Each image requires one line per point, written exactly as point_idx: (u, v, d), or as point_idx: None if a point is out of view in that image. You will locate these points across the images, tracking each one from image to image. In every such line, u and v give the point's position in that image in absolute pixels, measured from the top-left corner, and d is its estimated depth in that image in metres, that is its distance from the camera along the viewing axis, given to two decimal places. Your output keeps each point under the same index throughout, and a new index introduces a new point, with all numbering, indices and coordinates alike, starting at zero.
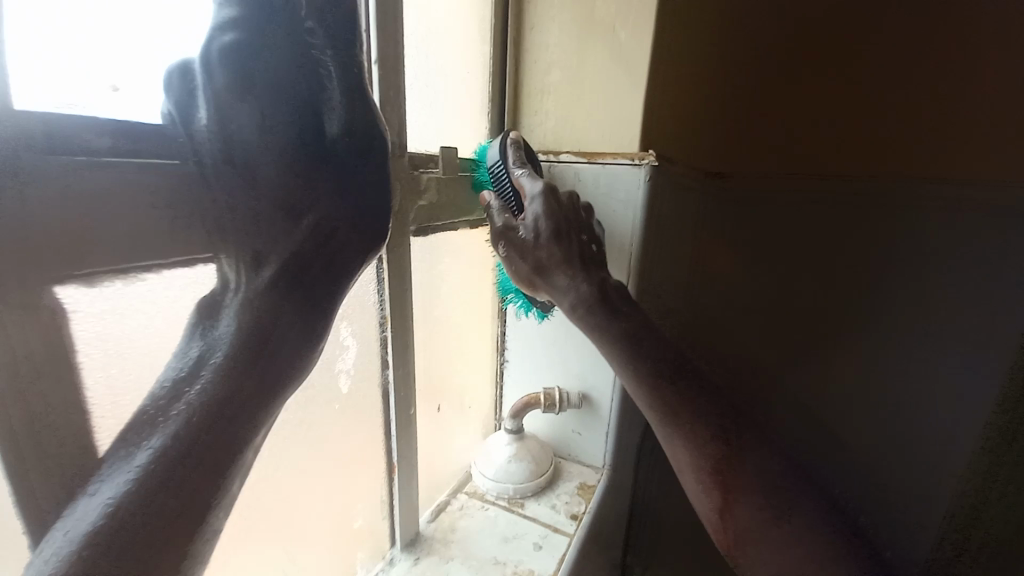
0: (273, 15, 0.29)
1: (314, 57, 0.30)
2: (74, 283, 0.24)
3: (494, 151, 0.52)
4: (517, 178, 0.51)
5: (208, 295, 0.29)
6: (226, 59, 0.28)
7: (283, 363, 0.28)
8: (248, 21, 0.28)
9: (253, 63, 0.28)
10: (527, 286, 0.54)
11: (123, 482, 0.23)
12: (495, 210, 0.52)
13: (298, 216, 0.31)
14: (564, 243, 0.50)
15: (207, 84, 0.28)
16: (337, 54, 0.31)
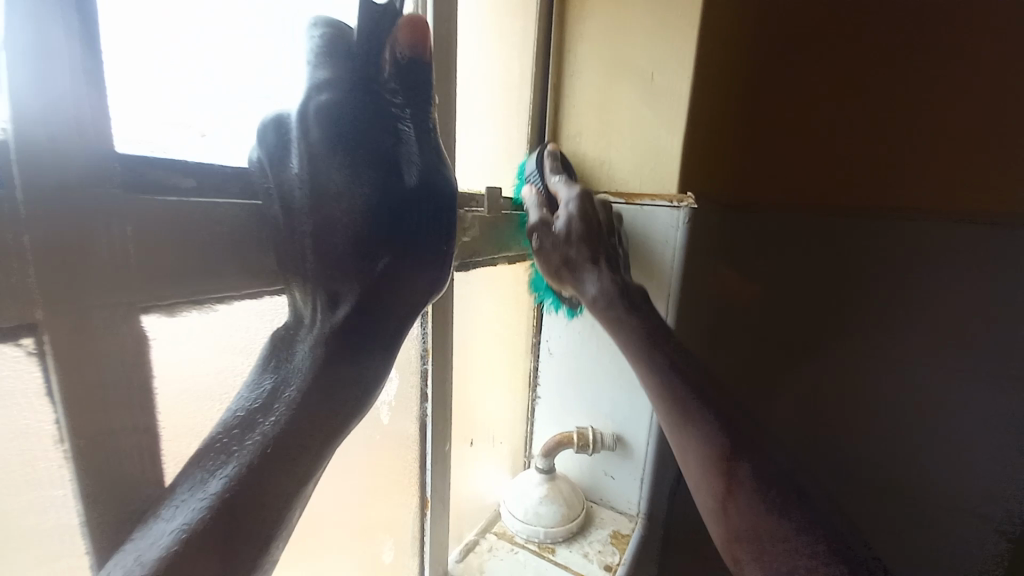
0: (364, 74, 0.29)
1: (396, 110, 0.30)
2: (156, 311, 0.26)
3: (533, 163, 0.58)
4: (553, 183, 0.56)
5: (280, 329, 0.31)
6: (319, 115, 0.28)
7: (347, 398, 0.29)
8: (340, 78, 0.28)
9: (343, 118, 0.28)
10: (556, 280, 0.57)
11: (195, 508, 0.23)
12: (534, 204, 0.57)
13: (372, 261, 0.30)
14: (594, 225, 0.54)
15: (299, 138, 0.28)
16: (418, 108, 0.31)
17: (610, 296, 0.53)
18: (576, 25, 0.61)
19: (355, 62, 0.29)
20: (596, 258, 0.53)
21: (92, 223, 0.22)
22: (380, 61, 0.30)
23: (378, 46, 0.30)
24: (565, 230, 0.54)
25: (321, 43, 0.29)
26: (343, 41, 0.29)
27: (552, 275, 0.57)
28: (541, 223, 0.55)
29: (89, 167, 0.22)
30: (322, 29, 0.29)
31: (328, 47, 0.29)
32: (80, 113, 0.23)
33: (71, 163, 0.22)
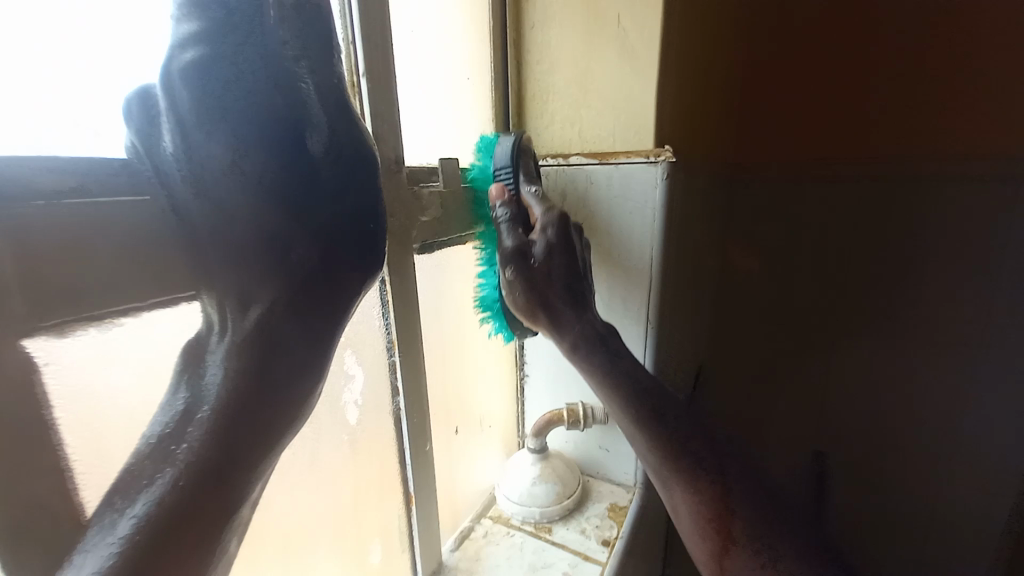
0: (243, 29, 0.26)
1: (289, 70, 0.27)
2: (42, 335, 0.22)
3: (502, 151, 0.49)
4: (526, 194, 0.49)
5: (194, 339, 0.27)
6: (189, 80, 0.25)
7: (285, 405, 0.26)
8: (215, 34, 0.25)
9: (221, 82, 0.25)
10: (525, 315, 0.48)
11: (104, 555, 0.20)
12: (502, 223, 0.48)
13: (285, 248, 0.28)
14: (568, 274, 0.48)
15: (172, 109, 0.25)
16: (317, 67, 0.28)
17: (573, 269, 0.47)
18: None
19: (229, 22, 0.25)
20: (572, 276, 0.48)
21: None
22: (263, 19, 0.26)
23: (255, 2, 0.26)
24: (543, 248, 0.47)
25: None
26: None
27: (520, 309, 0.48)
28: (513, 251, 0.47)
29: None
30: None
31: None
32: None
33: None
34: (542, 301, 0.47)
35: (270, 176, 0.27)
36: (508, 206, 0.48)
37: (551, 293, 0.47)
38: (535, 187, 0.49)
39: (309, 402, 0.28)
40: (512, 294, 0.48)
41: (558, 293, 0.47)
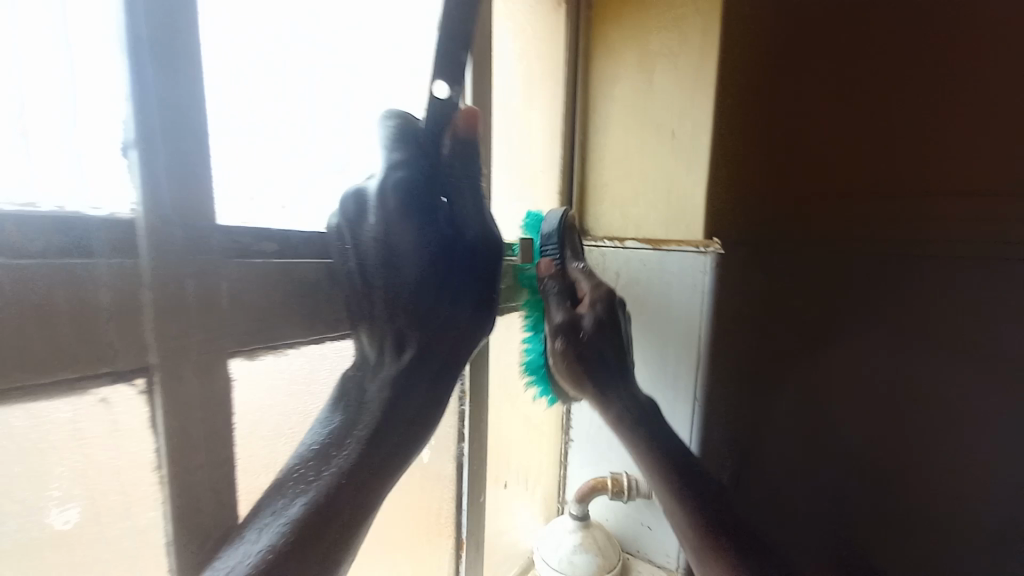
0: (435, 156, 0.30)
1: (454, 176, 0.31)
2: (239, 356, 0.30)
3: (553, 228, 0.53)
4: (572, 270, 0.52)
5: (349, 373, 0.32)
6: (398, 193, 0.29)
7: (411, 439, 0.31)
8: (416, 161, 0.29)
9: (419, 197, 0.30)
10: (571, 382, 0.52)
11: (276, 531, 0.26)
12: (552, 296, 0.51)
13: (432, 319, 0.32)
14: (615, 347, 0.52)
15: (377, 203, 0.29)
16: (472, 173, 0.32)
17: (625, 396, 0.52)
18: (600, 87, 0.66)
19: (424, 140, 0.30)
20: (614, 352, 0.52)
21: (191, 281, 0.27)
22: (441, 139, 0.30)
23: (440, 127, 0.30)
24: (591, 332, 0.50)
25: (394, 125, 0.29)
26: (415, 126, 0.29)
27: (565, 379, 0.53)
28: (563, 325, 0.50)
29: (197, 241, 0.27)
30: (392, 114, 0.29)
31: (401, 130, 0.29)
32: (198, 196, 0.28)
33: (177, 237, 0.26)
34: (587, 371, 0.51)
35: (439, 257, 0.31)
36: (555, 282, 0.51)
37: (596, 368, 0.51)
38: (580, 265, 0.52)
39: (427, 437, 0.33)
40: (557, 362, 0.52)
41: (602, 363, 0.51)
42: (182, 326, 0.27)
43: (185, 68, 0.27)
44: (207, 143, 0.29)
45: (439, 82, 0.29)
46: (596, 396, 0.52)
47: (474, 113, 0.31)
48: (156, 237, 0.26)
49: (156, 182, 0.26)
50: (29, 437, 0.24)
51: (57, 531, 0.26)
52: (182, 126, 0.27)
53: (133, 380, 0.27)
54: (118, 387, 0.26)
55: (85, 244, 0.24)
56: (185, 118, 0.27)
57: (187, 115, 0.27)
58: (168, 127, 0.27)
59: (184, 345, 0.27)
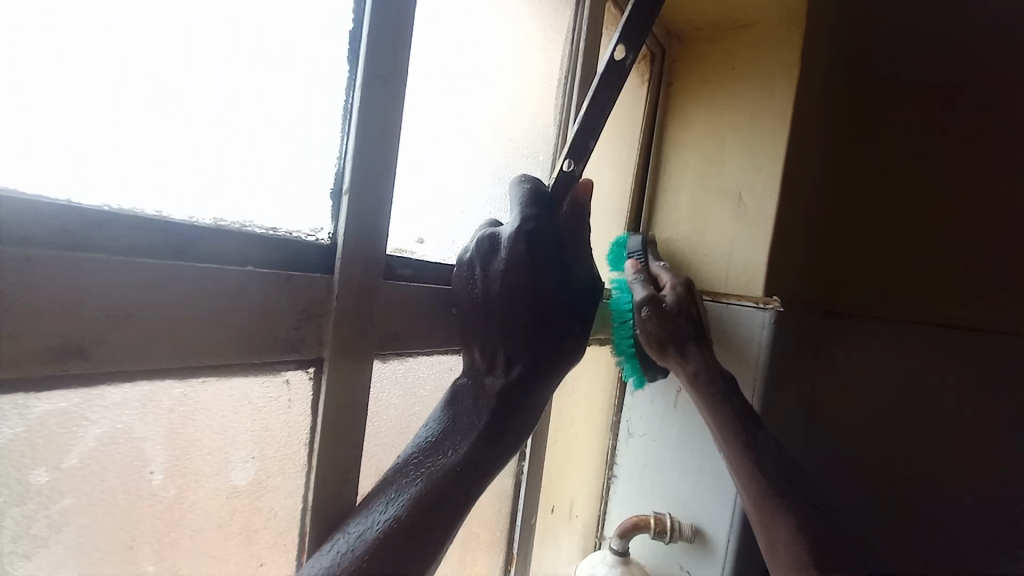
0: (553, 215, 0.38)
1: (567, 233, 0.39)
2: (377, 357, 0.38)
3: (637, 241, 0.63)
4: (656, 266, 0.63)
5: (454, 390, 0.38)
6: (524, 238, 0.36)
7: (510, 440, 0.37)
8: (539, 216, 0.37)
9: (540, 243, 0.36)
10: (654, 346, 0.58)
11: (402, 503, 0.32)
12: (637, 282, 0.59)
13: (534, 346, 0.37)
14: (691, 322, 0.58)
15: (508, 243, 0.36)
16: (579, 232, 0.39)
17: (710, 369, 0.57)
18: (672, 149, 0.72)
19: (548, 203, 0.37)
20: (696, 326, 0.59)
21: (361, 293, 0.35)
22: (560, 203, 0.38)
23: (561, 193, 0.38)
24: (674, 304, 0.58)
25: (523, 190, 0.38)
26: (540, 191, 0.37)
27: (649, 344, 0.58)
28: (650, 298, 0.57)
29: (370, 265, 0.36)
30: (524, 184, 0.38)
31: (528, 193, 0.37)
32: (379, 228, 0.36)
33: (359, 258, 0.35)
34: (672, 333, 0.57)
35: (552, 293, 0.37)
36: (641, 272, 0.60)
37: (679, 330, 0.57)
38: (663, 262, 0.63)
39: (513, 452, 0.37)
40: (643, 329, 0.57)
41: (686, 332, 0.58)
42: (349, 332, 0.35)
43: (387, 142, 0.36)
44: (388, 197, 0.37)
45: (568, 160, 0.37)
46: (683, 352, 0.57)
47: (589, 184, 0.39)
48: (347, 261, 0.34)
49: (353, 221, 0.35)
50: (233, 404, 0.32)
51: (231, 485, 0.33)
52: (377, 177, 0.36)
53: (306, 368, 0.34)
54: (296, 372, 0.34)
55: (300, 263, 0.33)
56: (381, 172, 0.36)
57: (381, 169, 0.36)
58: (366, 183, 0.35)
59: (348, 346, 0.35)
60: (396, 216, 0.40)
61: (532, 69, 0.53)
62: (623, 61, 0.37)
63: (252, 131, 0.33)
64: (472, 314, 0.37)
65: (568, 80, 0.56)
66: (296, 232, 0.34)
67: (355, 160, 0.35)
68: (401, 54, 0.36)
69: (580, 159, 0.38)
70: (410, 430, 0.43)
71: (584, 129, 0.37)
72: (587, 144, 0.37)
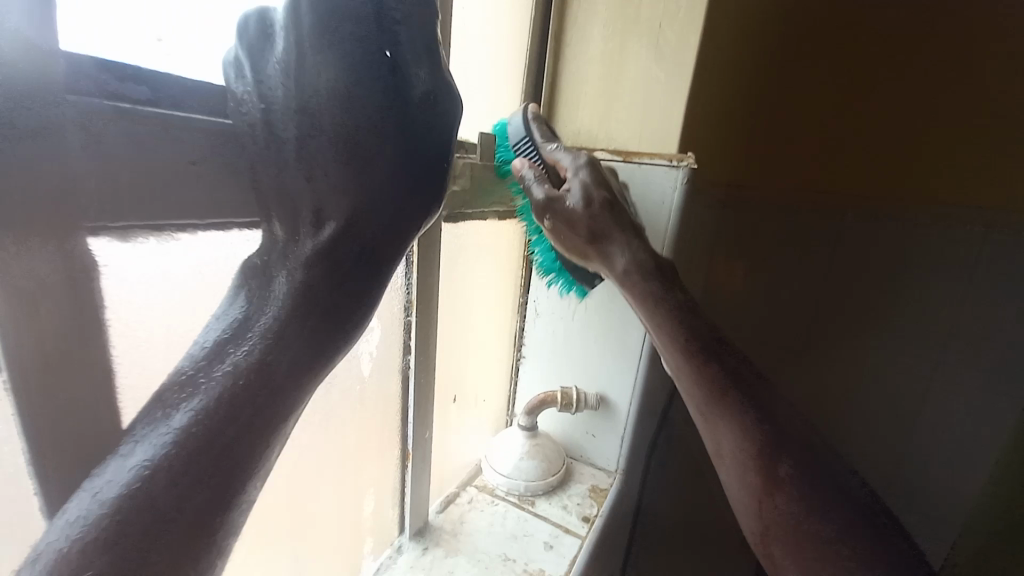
0: None
1: (396, 9, 0.23)
2: (107, 233, 0.24)
3: (517, 128, 0.50)
4: (550, 152, 0.49)
5: (254, 256, 0.24)
6: (314, 14, 0.22)
7: (335, 337, 0.24)
8: None
9: (345, 23, 0.22)
10: (576, 254, 0.49)
11: (159, 442, 0.20)
12: (530, 179, 0.47)
13: (364, 193, 0.24)
14: (612, 211, 0.48)
15: (287, 27, 0.22)
16: (422, 15, 0.24)
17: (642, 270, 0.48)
18: None
19: None
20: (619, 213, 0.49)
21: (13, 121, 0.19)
22: None
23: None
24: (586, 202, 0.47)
25: None
26: None
27: (571, 251, 0.49)
28: (548, 200, 0.46)
29: (28, 50, 0.20)
30: None
31: None
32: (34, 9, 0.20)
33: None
34: (592, 235, 0.47)
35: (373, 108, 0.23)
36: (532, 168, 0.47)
37: (598, 227, 0.48)
38: (557, 143, 0.50)
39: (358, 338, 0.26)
40: (556, 236, 0.48)
41: (609, 224, 0.48)
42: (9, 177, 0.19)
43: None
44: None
45: None
46: (604, 254, 0.48)
47: None
48: None
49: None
50: None
51: None
52: None
53: None
54: None
55: None
56: None
57: None
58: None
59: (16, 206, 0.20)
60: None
61: None
62: None
63: None
64: (257, 155, 0.23)
65: None
66: None
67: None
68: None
69: None
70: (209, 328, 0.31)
71: None
72: None
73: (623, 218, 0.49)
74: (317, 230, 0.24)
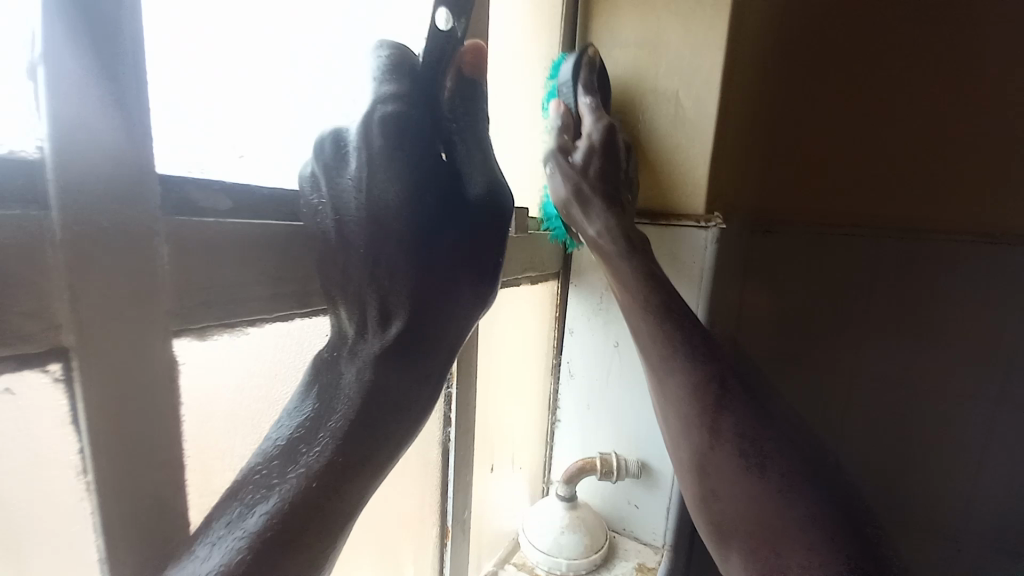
0: (429, 103, 0.26)
1: (451, 121, 0.27)
2: (187, 334, 0.26)
3: (567, 70, 0.53)
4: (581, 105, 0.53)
5: (323, 352, 0.26)
6: (386, 132, 0.24)
7: (394, 430, 0.25)
8: (410, 98, 0.25)
9: (413, 138, 0.24)
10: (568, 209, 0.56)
11: (232, 547, 0.21)
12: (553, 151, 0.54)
13: (426, 286, 0.26)
14: (611, 209, 0.53)
15: (360, 145, 0.24)
16: (475, 122, 0.27)
17: (630, 263, 0.51)
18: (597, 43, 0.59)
19: (423, 85, 0.25)
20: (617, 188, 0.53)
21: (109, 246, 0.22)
22: (441, 84, 0.26)
23: (439, 65, 0.26)
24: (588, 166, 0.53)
25: (388, 62, 0.25)
26: (410, 64, 0.25)
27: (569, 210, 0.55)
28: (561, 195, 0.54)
29: (124, 177, 0.22)
30: (387, 51, 0.25)
31: (394, 68, 0.25)
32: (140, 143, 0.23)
33: (100, 193, 0.21)
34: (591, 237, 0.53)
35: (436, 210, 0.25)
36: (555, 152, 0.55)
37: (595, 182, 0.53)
38: (590, 95, 0.53)
39: (417, 430, 0.27)
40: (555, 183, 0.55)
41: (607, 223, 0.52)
42: (99, 293, 0.22)
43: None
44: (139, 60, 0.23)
45: (441, 10, 0.25)
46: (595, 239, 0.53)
47: (482, 49, 0.27)
48: (66, 179, 0.20)
49: (60, 98, 0.20)
50: None
51: None
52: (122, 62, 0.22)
53: (46, 367, 0.21)
54: (25, 374, 0.21)
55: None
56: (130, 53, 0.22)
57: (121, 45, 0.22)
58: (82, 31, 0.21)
59: (100, 319, 0.22)
60: (175, 112, 0.26)
61: None
62: None
63: None
64: (330, 257, 0.25)
65: None
66: None
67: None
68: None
69: (461, 12, 0.26)
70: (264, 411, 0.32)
71: None
72: None
73: (619, 220, 0.53)
74: (382, 329, 0.25)
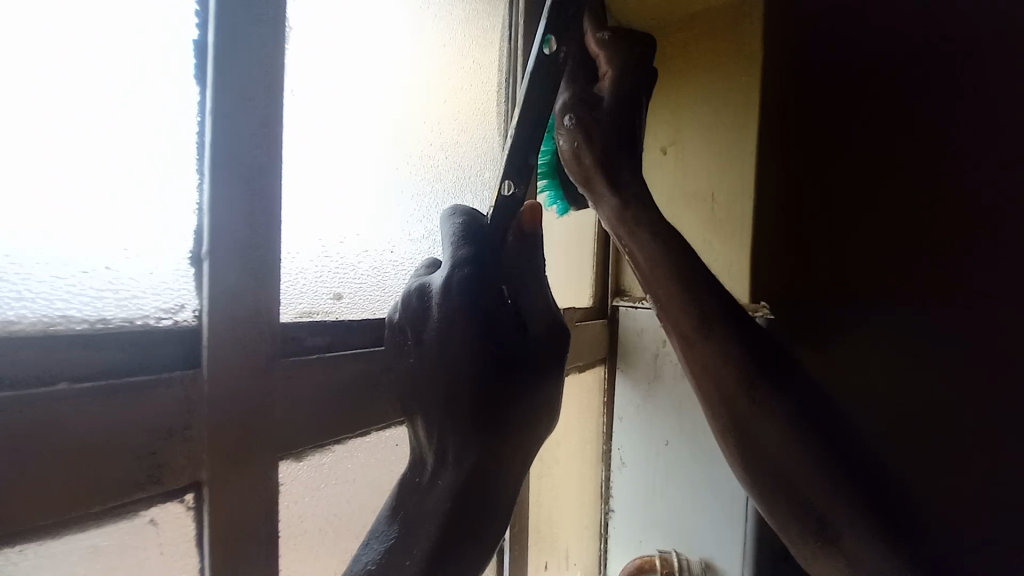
0: (492, 256, 0.31)
1: (512, 265, 0.32)
2: (289, 458, 0.30)
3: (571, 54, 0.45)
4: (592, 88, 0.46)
5: (406, 475, 0.30)
6: (462, 286, 0.28)
7: (469, 552, 0.29)
8: (476, 255, 0.30)
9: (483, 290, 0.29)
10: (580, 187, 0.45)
11: None
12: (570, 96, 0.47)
13: (497, 418, 0.30)
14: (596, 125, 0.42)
15: (440, 299, 0.28)
16: (534, 265, 0.33)
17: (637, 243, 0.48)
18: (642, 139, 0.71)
19: (487, 240, 0.31)
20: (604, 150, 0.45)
21: (241, 393, 0.26)
22: (500, 237, 0.32)
23: (502, 223, 0.32)
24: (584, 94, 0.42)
25: (459, 227, 0.30)
26: (476, 226, 0.31)
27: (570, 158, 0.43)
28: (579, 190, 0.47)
29: (257, 334, 0.27)
30: (459, 217, 0.31)
31: (464, 231, 0.31)
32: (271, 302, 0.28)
33: (237, 351, 0.26)
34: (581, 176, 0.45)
35: (501, 348, 0.29)
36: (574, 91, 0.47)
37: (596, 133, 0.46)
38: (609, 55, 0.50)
39: (492, 544, 0.30)
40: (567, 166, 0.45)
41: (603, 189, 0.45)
42: (231, 431, 0.26)
43: (263, 169, 0.27)
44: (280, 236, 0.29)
45: (505, 182, 0.32)
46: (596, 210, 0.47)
47: (537, 208, 0.32)
48: (216, 340, 0.25)
49: (217, 281, 0.26)
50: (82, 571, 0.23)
51: None
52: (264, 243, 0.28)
53: (182, 497, 0.25)
54: (167, 505, 0.25)
55: (151, 362, 0.24)
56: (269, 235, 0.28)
57: (265, 230, 0.28)
58: (238, 230, 0.26)
59: (227, 454, 0.26)
60: (296, 268, 0.31)
61: (462, 82, 0.47)
62: (554, 52, 0.32)
63: (76, 187, 0.24)
64: (411, 387, 0.30)
65: (506, 79, 0.50)
66: (144, 317, 0.25)
67: (213, 194, 0.26)
68: (274, 50, 0.28)
69: (520, 181, 0.32)
70: (341, 525, 0.35)
71: (517, 151, 0.32)
72: (527, 161, 0.32)
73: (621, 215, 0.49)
74: (457, 459, 0.29)
